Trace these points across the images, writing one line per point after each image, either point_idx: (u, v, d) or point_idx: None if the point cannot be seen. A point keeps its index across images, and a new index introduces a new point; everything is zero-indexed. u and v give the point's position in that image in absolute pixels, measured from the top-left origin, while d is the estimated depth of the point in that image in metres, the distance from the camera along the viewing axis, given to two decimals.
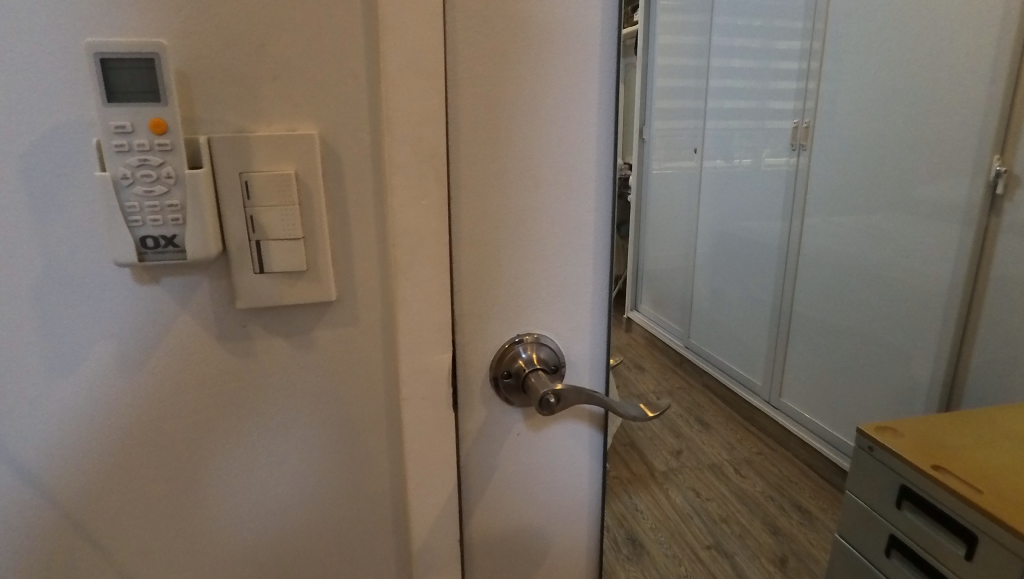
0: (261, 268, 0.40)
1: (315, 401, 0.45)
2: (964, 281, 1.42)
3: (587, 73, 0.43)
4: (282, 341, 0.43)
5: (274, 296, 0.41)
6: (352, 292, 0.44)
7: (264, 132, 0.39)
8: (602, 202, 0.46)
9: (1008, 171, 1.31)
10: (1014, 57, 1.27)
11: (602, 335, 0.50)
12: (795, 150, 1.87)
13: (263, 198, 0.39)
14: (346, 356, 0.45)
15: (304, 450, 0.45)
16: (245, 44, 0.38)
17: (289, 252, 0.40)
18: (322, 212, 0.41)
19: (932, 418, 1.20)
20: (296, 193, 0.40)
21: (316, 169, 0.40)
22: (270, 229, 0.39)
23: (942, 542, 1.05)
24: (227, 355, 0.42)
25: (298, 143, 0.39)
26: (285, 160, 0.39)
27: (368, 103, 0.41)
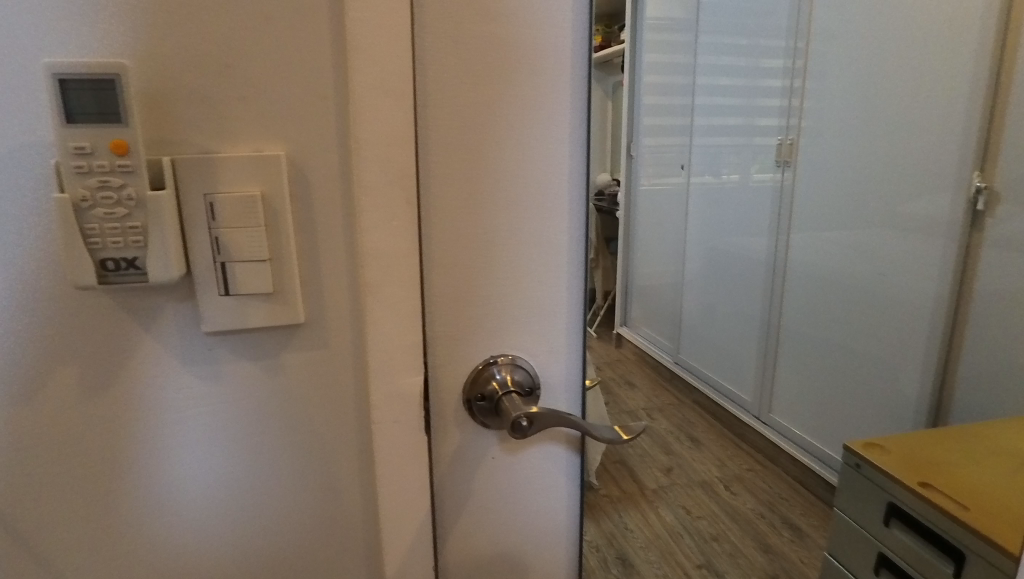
0: (227, 291, 0.41)
1: (272, 406, 0.45)
2: (949, 293, 1.49)
3: (559, 93, 0.44)
4: (250, 359, 0.44)
5: (241, 318, 0.42)
6: (320, 311, 0.45)
7: (232, 154, 0.40)
8: (574, 221, 0.46)
9: (988, 188, 1.38)
10: (990, 77, 1.35)
11: (577, 357, 0.50)
12: (781, 166, 1.96)
13: (229, 219, 0.40)
14: (316, 375, 0.46)
15: (258, 448, 0.45)
16: (218, 69, 0.39)
17: (255, 275, 0.41)
18: (290, 234, 0.42)
19: (924, 435, 1.25)
20: (263, 215, 0.41)
21: (283, 190, 0.41)
22: (237, 253, 0.41)
23: (929, 559, 1.06)
24: (197, 374, 0.43)
25: (265, 166, 0.40)
26: (252, 181, 0.40)
27: (337, 124, 0.42)
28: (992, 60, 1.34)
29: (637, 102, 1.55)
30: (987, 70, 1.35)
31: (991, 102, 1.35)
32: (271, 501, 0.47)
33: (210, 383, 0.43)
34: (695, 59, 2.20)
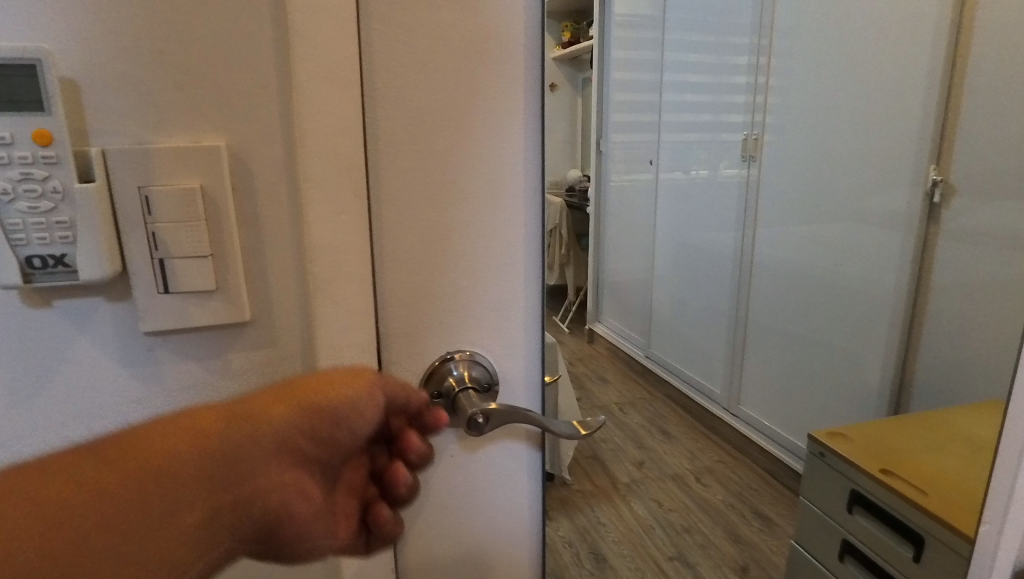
0: (167, 289, 0.39)
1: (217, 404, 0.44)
2: (908, 283, 1.52)
3: (511, 84, 0.43)
4: (194, 359, 0.43)
5: (183, 316, 0.41)
6: (267, 309, 0.43)
7: (168, 145, 0.38)
8: (531, 211, 0.46)
9: (944, 181, 1.42)
10: (945, 73, 1.38)
11: (536, 352, 0.49)
12: (747, 161, 1.98)
13: (167, 214, 0.38)
14: (267, 374, 0.44)
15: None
16: (151, 54, 0.37)
17: (196, 272, 0.40)
18: (232, 229, 0.40)
19: (888, 424, 1.28)
20: (203, 208, 0.39)
21: (224, 184, 0.39)
22: (176, 249, 0.39)
23: (892, 544, 1.08)
24: (137, 378, 0.42)
25: (204, 157, 0.39)
26: (190, 175, 0.39)
27: (279, 113, 0.40)
28: (946, 57, 1.38)
29: (606, 97, 1.55)
30: (941, 68, 1.38)
31: (946, 99, 1.39)
32: None
33: (151, 384, 0.42)
34: (663, 55, 2.20)
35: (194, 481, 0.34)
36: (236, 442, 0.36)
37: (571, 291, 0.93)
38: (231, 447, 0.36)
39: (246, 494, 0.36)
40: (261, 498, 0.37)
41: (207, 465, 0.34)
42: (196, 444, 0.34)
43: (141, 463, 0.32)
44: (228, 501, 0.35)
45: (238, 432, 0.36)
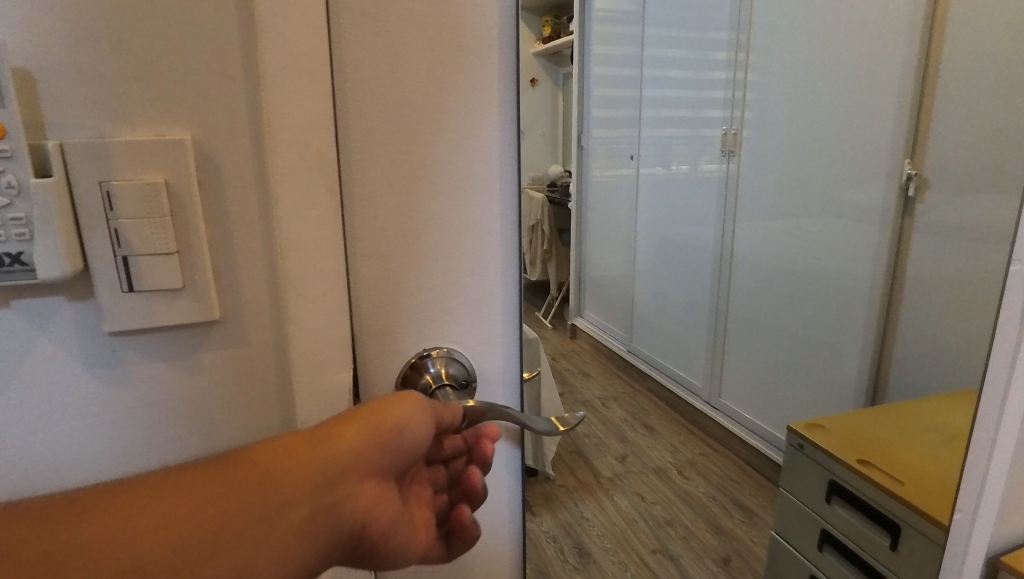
0: (131, 288, 0.39)
1: (185, 404, 0.43)
2: (883, 276, 1.55)
3: (484, 75, 0.42)
4: (161, 359, 0.42)
5: (149, 315, 0.40)
6: (237, 307, 0.43)
7: (130, 139, 0.37)
8: (507, 206, 0.45)
9: (918, 175, 1.43)
10: (919, 68, 1.41)
11: (514, 349, 0.49)
12: (726, 157, 2.00)
13: (129, 210, 0.37)
14: (238, 372, 0.44)
15: (171, 449, 0.44)
16: (110, 44, 0.36)
17: (162, 270, 0.39)
18: (199, 225, 0.39)
19: (866, 414, 1.31)
20: (168, 204, 0.38)
21: (189, 178, 0.38)
22: (140, 246, 0.38)
23: (869, 533, 1.10)
24: (102, 379, 0.41)
25: (167, 152, 0.38)
26: (154, 169, 0.38)
27: (247, 105, 0.39)
28: (919, 53, 1.40)
29: (587, 92, 1.55)
30: (915, 64, 1.41)
31: (919, 94, 1.41)
32: None
33: (117, 385, 0.41)
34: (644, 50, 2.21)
35: (295, 500, 0.32)
36: (324, 461, 0.35)
37: (554, 286, 0.93)
38: (322, 467, 0.34)
39: (338, 514, 0.35)
40: (352, 517, 0.36)
41: (302, 484, 0.33)
42: (287, 465, 0.33)
43: (235, 481, 0.30)
44: (326, 522, 0.34)
45: (322, 453, 0.35)
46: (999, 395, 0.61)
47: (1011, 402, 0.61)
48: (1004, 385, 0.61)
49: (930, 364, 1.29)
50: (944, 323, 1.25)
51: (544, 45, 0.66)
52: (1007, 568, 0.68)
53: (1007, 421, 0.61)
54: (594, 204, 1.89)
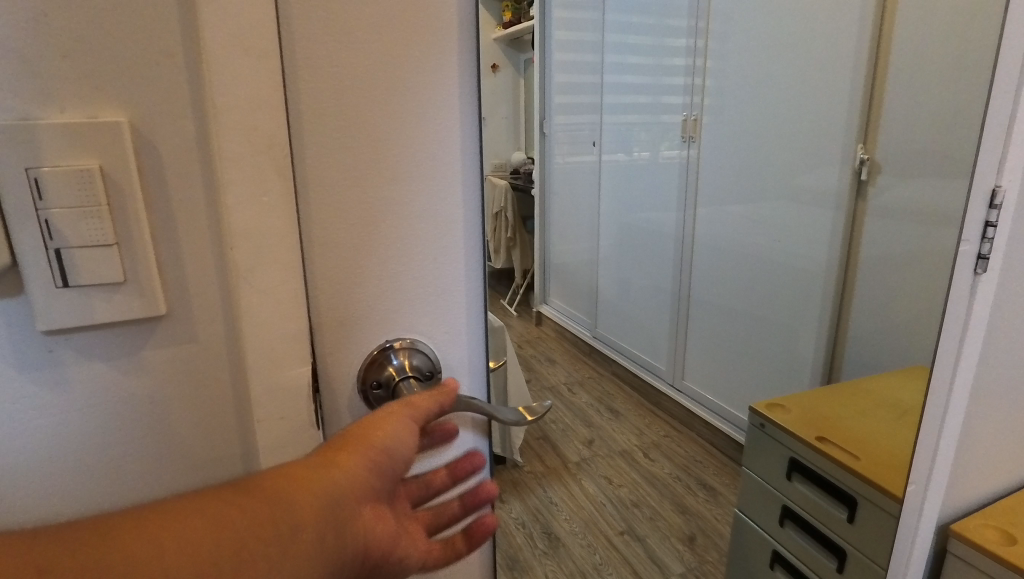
0: (66, 282, 0.36)
1: (129, 404, 0.41)
2: (839, 258, 1.59)
3: (444, 53, 0.41)
4: (104, 358, 0.40)
5: (88, 312, 0.38)
6: (185, 300, 0.41)
7: (59, 122, 0.34)
8: (470, 193, 0.44)
9: (870, 159, 1.48)
10: (870, 56, 1.44)
11: (479, 338, 0.49)
12: (686, 142, 2.02)
13: (59, 198, 0.35)
14: (188, 368, 0.42)
15: (117, 450, 0.42)
16: (31, 15, 0.33)
17: (101, 262, 0.37)
18: (140, 215, 0.37)
19: (822, 394, 1.35)
20: (107, 191, 0.36)
21: (127, 164, 0.36)
22: (75, 238, 0.36)
23: (827, 507, 1.13)
24: (36, 382, 0.38)
25: (102, 136, 0.35)
26: (87, 154, 0.35)
27: (188, 85, 0.37)
28: (872, 40, 1.43)
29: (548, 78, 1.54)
30: (867, 51, 1.44)
31: (871, 80, 1.45)
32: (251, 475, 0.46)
33: (51, 386, 0.39)
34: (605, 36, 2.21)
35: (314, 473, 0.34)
36: (334, 475, 0.32)
37: (518, 275, 0.92)
38: (332, 487, 0.31)
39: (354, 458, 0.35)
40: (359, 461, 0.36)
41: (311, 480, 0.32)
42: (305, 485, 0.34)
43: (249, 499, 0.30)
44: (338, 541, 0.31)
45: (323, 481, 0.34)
46: (946, 373, 0.62)
47: (959, 379, 0.62)
48: (953, 362, 0.61)
49: (882, 343, 1.32)
50: (896, 303, 1.29)
51: (506, 31, 0.65)
52: (956, 536, 0.70)
53: (955, 396, 0.62)
54: (558, 190, 1.88)
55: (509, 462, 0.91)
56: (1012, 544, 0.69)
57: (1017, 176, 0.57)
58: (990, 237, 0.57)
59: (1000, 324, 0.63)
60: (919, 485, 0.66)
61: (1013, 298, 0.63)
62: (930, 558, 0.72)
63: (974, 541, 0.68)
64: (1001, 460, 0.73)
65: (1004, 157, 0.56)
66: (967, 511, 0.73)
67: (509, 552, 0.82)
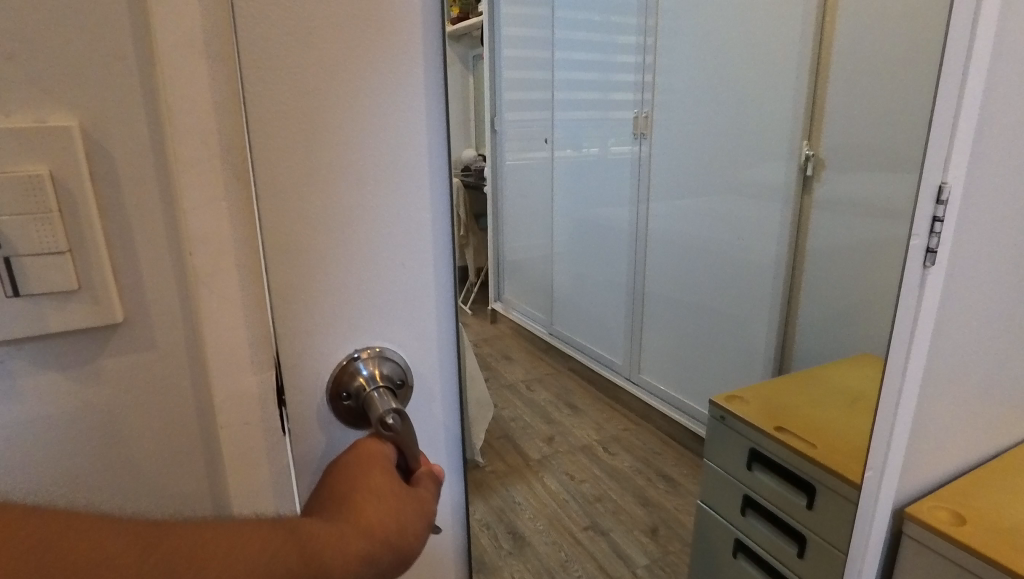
0: (16, 292, 0.36)
1: (83, 414, 0.41)
2: (788, 249, 1.64)
3: (409, 56, 0.40)
4: (57, 368, 0.39)
5: (39, 320, 0.37)
6: (141, 309, 0.41)
7: (3, 124, 0.34)
8: (437, 196, 0.44)
9: (815, 155, 1.54)
10: (813, 55, 1.49)
11: (450, 344, 0.48)
12: (638, 139, 2.05)
13: (5, 206, 0.34)
14: (142, 377, 0.42)
15: (72, 463, 0.42)
16: None
17: (54, 269, 0.36)
18: (92, 220, 0.37)
19: (781, 384, 1.39)
20: (57, 192, 0.35)
21: (78, 170, 0.36)
22: (24, 245, 0.35)
23: (787, 495, 1.15)
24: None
25: (50, 139, 0.35)
26: (35, 158, 0.35)
27: (140, 87, 0.37)
28: (814, 40, 1.48)
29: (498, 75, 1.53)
30: (811, 49, 1.49)
31: (814, 77, 1.50)
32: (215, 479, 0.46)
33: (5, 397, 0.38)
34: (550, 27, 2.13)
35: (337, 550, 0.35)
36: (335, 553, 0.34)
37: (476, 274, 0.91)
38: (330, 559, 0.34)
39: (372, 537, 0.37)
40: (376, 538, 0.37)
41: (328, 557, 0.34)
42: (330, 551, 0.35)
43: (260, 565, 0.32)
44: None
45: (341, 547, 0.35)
46: (900, 360, 0.64)
47: (911, 367, 0.64)
48: (905, 350, 0.63)
49: (831, 333, 1.37)
50: (845, 295, 1.34)
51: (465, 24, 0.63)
52: (910, 518, 0.73)
53: (908, 385, 0.64)
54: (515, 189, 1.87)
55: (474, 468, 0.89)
56: (963, 524, 0.72)
57: (960, 174, 0.59)
58: (937, 232, 0.59)
59: (948, 316, 0.65)
60: (877, 470, 0.69)
61: (963, 288, 0.65)
62: (886, 541, 0.75)
63: (926, 523, 0.71)
64: (951, 445, 0.76)
65: (950, 154, 0.58)
66: (919, 495, 0.76)
67: (478, 555, 0.81)
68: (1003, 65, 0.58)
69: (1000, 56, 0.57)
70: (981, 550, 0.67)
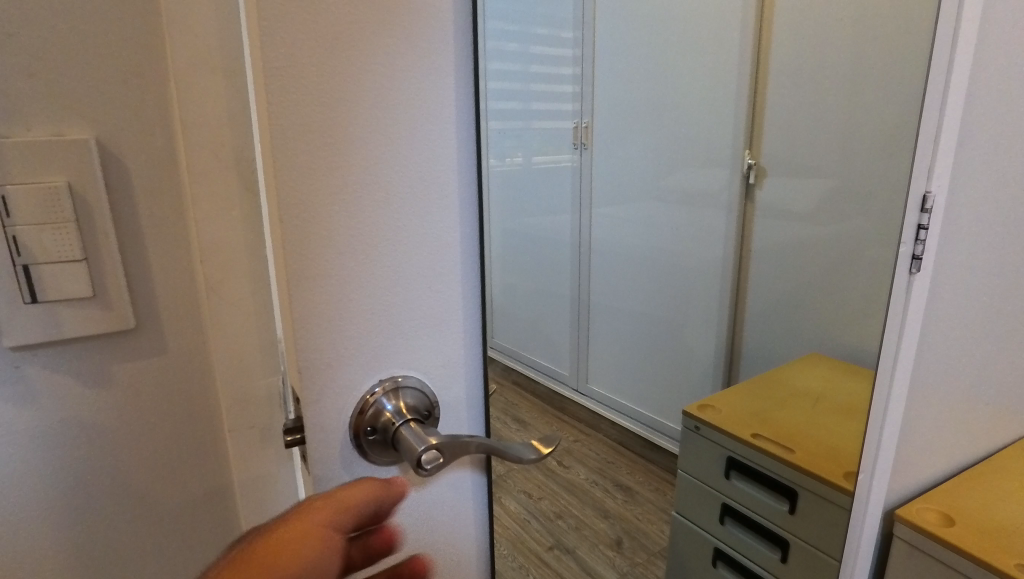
0: (33, 298, 0.49)
1: (87, 379, 0.55)
2: (731, 254, 1.69)
3: (441, 67, 0.38)
4: (75, 363, 0.54)
5: (56, 314, 0.51)
6: (147, 287, 0.55)
7: (31, 153, 0.47)
8: (466, 212, 0.41)
9: (756, 164, 1.59)
10: (751, 68, 1.56)
11: (476, 369, 0.45)
12: (578, 148, 2.05)
13: (29, 220, 0.47)
14: (138, 345, 0.56)
15: (78, 419, 0.55)
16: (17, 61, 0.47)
17: (68, 275, 0.50)
18: (103, 231, 0.51)
19: (743, 388, 1.43)
20: (71, 219, 0.49)
21: (89, 184, 0.50)
22: (44, 256, 0.49)
23: (766, 501, 1.18)
24: (12, 377, 0.52)
25: (69, 164, 0.49)
26: (59, 181, 0.49)
27: (164, 108, 0.53)
28: (752, 53, 1.55)
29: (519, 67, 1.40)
30: (749, 62, 1.56)
31: (753, 89, 1.57)
32: (191, 432, 0.61)
33: (28, 361, 0.52)
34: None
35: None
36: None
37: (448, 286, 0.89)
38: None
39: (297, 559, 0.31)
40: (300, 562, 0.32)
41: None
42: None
43: None
44: None
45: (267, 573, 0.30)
46: (889, 363, 0.67)
47: (899, 371, 0.67)
48: (893, 354, 0.66)
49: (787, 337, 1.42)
50: (797, 301, 1.40)
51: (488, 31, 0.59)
52: (902, 521, 0.76)
53: (898, 391, 0.67)
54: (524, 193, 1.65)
55: (511, 487, 0.85)
56: (951, 525, 0.76)
57: (944, 182, 0.62)
58: (922, 239, 0.62)
59: (934, 321, 0.68)
60: (869, 472, 0.72)
61: (947, 292, 0.68)
62: (878, 542, 0.78)
63: (917, 524, 0.75)
64: (937, 447, 0.79)
65: (935, 163, 0.61)
66: (908, 497, 0.79)
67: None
68: (981, 77, 0.61)
69: (979, 66, 0.60)
70: (970, 551, 0.72)
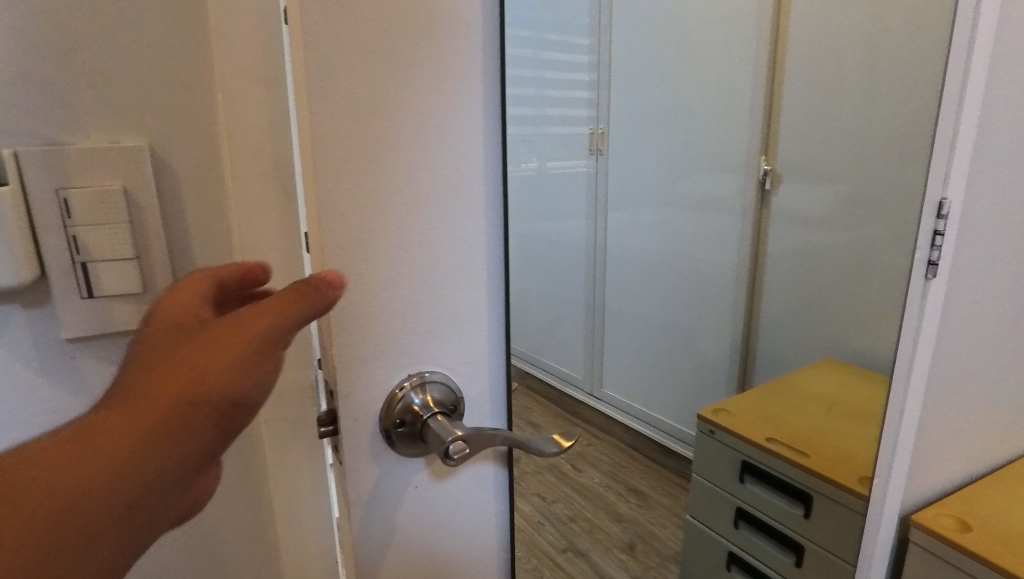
0: (90, 293, 0.49)
1: None
2: (747, 260, 1.69)
3: (471, 79, 0.39)
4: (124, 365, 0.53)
5: (107, 312, 0.50)
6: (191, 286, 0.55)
7: (85, 149, 0.48)
8: (490, 217, 0.42)
9: (772, 170, 1.59)
10: (767, 75, 1.56)
11: (500, 366, 0.46)
12: (593, 154, 2.04)
13: (83, 217, 0.47)
14: None
15: None
16: (68, 63, 0.47)
17: (119, 273, 0.50)
18: (151, 229, 0.51)
19: (757, 393, 1.44)
20: (123, 219, 0.49)
21: (139, 182, 0.50)
22: (99, 253, 0.48)
23: (779, 505, 1.21)
24: (61, 377, 0.51)
25: (121, 162, 0.49)
26: (111, 178, 0.49)
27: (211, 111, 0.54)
28: (769, 60, 1.56)
29: (533, 79, 1.35)
30: (765, 69, 1.57)
31: (769, 96, 1.57)
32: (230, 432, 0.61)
33: (74, 359, 0.51)
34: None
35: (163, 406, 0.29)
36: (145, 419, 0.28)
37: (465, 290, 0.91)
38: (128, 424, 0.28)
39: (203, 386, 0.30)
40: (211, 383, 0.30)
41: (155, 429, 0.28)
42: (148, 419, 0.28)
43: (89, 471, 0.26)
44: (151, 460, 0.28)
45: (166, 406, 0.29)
46: (904, 368, 0.67)
47: (914, 375, 0.67)
48: (909, 359, 0.67)
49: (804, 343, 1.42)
50: (812, 307, 1.40)
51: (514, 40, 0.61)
52: (917, 526, 0.77)
53: (912, 396, 0.68)
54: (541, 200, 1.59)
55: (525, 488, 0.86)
56: (968, 531, 0.76)
57: (960, 189, 0.63)
58: (938, 245, 0.63)
59: (950, 327, 0.69)
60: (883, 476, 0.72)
61: (964, 298, 0.69)
62: (893, 548, 0.79)
63: (933, 529, 0.75)
64: (953, 453, 0.79)
65: (951, 171, 0.62)
66: (923, 503, 0.79)
67: None
68: (998, 86, 0.62)
69: (995, 74, 0.61)
70: (989, 558, 0.72)
